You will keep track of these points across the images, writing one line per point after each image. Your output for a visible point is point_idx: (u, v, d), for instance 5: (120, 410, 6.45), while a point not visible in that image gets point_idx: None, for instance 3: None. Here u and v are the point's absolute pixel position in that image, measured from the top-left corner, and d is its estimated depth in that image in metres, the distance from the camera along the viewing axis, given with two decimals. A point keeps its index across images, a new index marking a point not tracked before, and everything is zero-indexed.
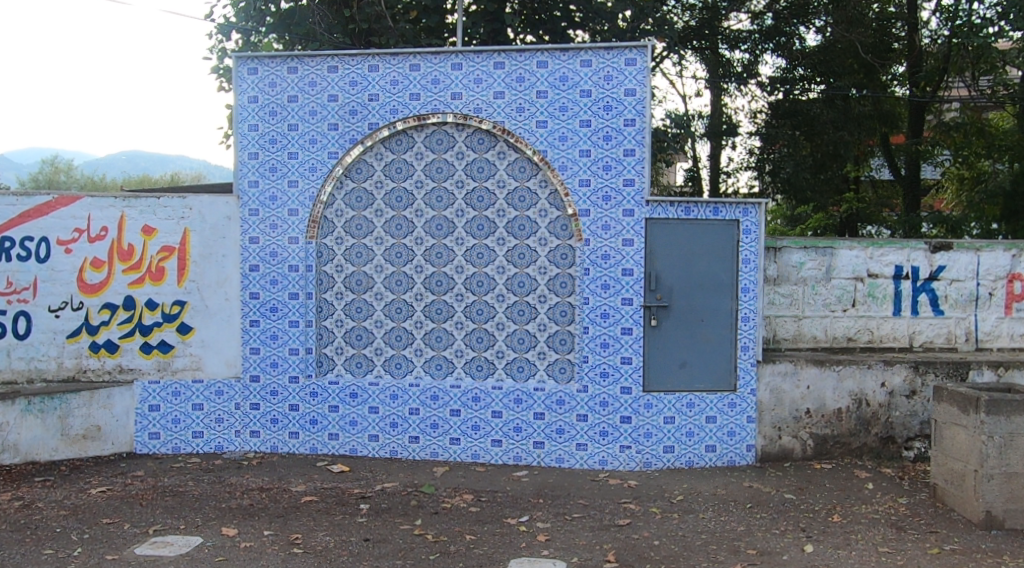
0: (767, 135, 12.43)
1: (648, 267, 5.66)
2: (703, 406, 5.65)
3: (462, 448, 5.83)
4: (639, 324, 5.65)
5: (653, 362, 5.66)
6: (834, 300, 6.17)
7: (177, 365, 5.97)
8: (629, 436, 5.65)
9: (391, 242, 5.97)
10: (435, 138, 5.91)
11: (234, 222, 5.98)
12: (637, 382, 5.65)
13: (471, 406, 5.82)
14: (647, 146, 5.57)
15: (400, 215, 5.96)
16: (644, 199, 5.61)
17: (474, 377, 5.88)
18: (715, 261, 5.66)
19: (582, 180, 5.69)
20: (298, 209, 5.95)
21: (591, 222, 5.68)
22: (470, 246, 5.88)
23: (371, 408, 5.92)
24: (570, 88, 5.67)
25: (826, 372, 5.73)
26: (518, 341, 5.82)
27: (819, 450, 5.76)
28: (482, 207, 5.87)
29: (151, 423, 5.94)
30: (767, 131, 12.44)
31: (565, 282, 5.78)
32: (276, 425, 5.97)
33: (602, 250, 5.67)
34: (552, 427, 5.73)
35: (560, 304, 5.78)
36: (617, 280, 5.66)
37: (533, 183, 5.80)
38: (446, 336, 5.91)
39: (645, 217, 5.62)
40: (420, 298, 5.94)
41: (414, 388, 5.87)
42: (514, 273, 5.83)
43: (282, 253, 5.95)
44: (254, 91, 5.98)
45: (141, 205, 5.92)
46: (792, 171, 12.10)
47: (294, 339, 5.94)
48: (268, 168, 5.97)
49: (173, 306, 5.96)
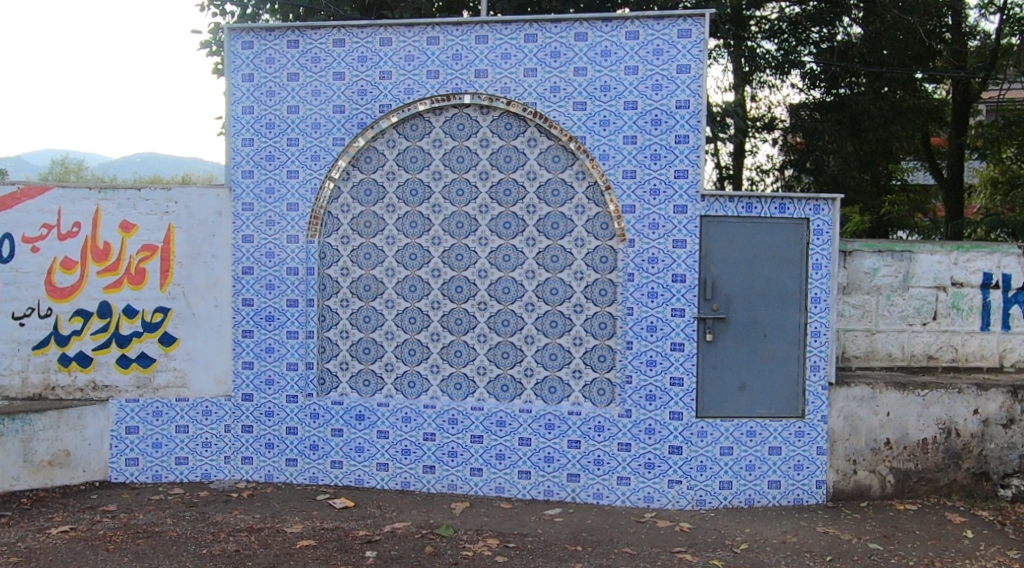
0: (813, 129, 11.39)
1: (702, 272, 4.87)
2: (766, 436, 4.85)
3: (484, 480, 5.06)
4: (692, 338, 4.86)
5: (708, 384, 4.87)
6: (913, 312, 5.36)
7: (159, 381, 5.22)
8: (679, 470, 4.86)
9: (404, 242, 5.21)
10: (456, 123, 5.15)
11: (226, 217, 5.23)
12: (689, 406, 4.86)
13: (495, 432, 5.05)
14: (702, 132, 4.81)
15: (415, 211, 5.21)
16: (698, 193, 4.84)
17: (499, 399, 5.11)
18: (782, 266, 4.86)
19: (626, 171, 4.91)
20: (298, 203, 5.20)
21: (636, 220, 4.91)
22: (495, 247, 5.12)
23: (380, 432, 5.16)
24: (613, 63, 4.90)
25: (909, 397, 4.91)
26: (550, 356, 5.05)
27: (900, 488, 4.93)
28: (510, 202, 5.11)
29: (128, 448, 5.18)
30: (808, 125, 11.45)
31: (605, 289, 5.00)
32: (272, 451, 5.22)
33: (649, 252, 4.90)
34: (588, 457, 4.95)
35: (599, 315, 5.01)
36: (667, 287, 4.88)
37: (569, 174, 5.04)
38: (467, 350, 5.15)
39: (700, 214, 4.85)
40: (437, 306, 5.18)
41: (430, 411, 5.11)
42: (546, 279, 5.06)
43: (280, 254, 5.21)
44: (250, 68, 5.23)
45: (119, 198, 5.18)
46: (840, 166, 11.08)
47: (292, 353, 5.20)
48: (264, 155, 5.22)
49: (155, 313, 5.21)
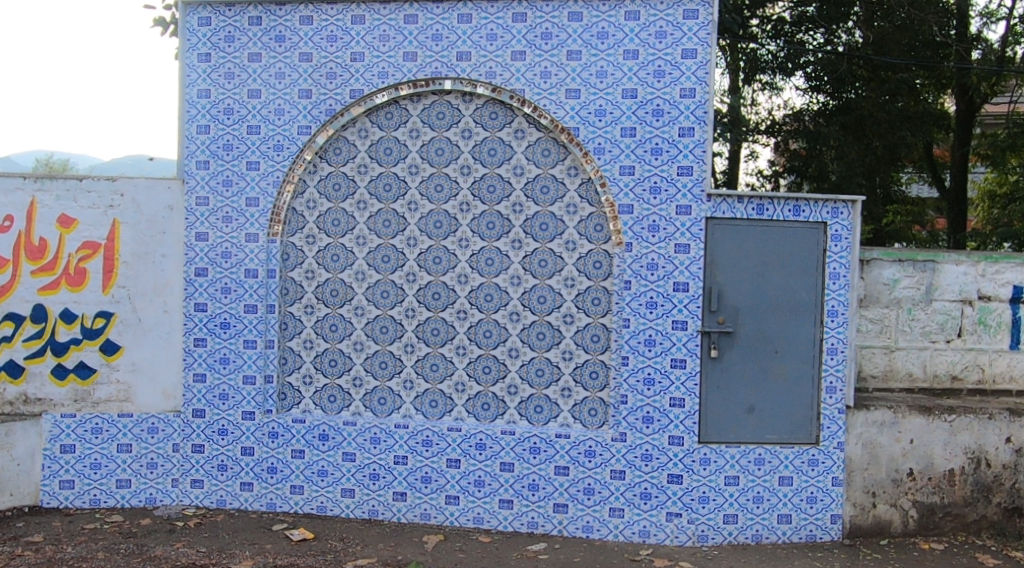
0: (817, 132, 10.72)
1: (707, 280, 4.37)
2: (776, 464, 4.34)
3: (461, 510, 4.53)
4: (694, 354, 4.36)
5: (712, 405, 4.36)
6: (936, 328, 4.87)
7: (99, 395, 4.67)
8: (678, 502, 4.35)
9: (375, 243, 4.70)
10: (435, 112, 4.65)
11: (178, 212, 4.71)
12: (691, 430, 4.35)
13: (474, 456, 4.52)
14: (709, 125, 4.33)
15: (389, 209, 4.69)
16: (703, 192, 4.35)
17: (479, 418, 4.59)
18: (795, 276, 4.37)
19: (624, 167, 4.41)
20: (259, 198, 4.68)
21: (634, 221, 4.41)
22: (477, 250, 4.61)
23: (346, 455, 4.63)
24: (611, 47, 4.41)
25: (935, 423, 4.42)
26: (537, 372, 4.55)
27: (925, 524, 4.43)
28: (494, 200, 4.61)
29: (63, 468, 4.63)
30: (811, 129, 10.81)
31: (598, 298, 4.51)
32: (225, 474, 4.68)
33: (648, 257, 4.39)
34: (577, 485, 4.43)
35: (591, 326, 4.51)
36: (668, 297, 4.38)
37: (560, 169, 4.55)
38: (444, 364, 4.63)
39: (705, 216, 4.36)
40: (412, 314, 4.67)
41: (401, 431, 4.59)
42: (533, 286, 4.56)
43: (238, 255, 4.69)
44: (207, 47, 4.71)
45: (57, 189, 4.64)
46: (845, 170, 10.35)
47: (250, 364, 4.67)
48: (222, 144, 4.70)
49: (96, 318, 4.67)
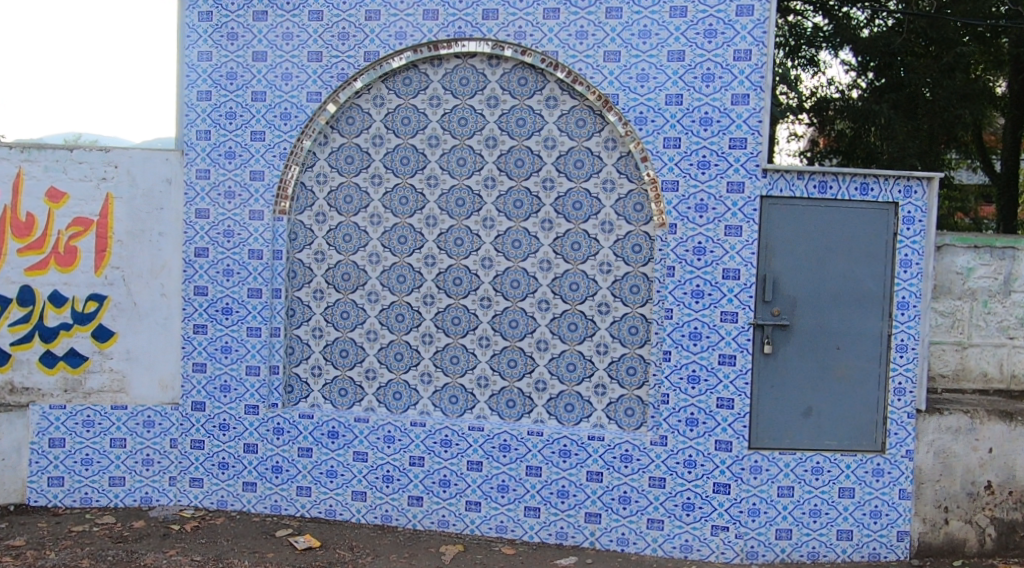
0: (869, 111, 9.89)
1: (762, 267, 3.89)
2: (836, 474, 3.87)
3: (482, 517, 4.11)
4: (746, 350, 3.89)
5: (765, 407, 3.90)
6: (1014, 324, 4.35)
7: (91, 385, 4.30)
8: (725, 514, 3.89)
9: (391, 223, 4.27)
10: (458, 77, 4.20)
11: (176, 186, 4.31)
12: (740, 435, 3.89)
13: (497, 459, 4.10)
14: (765, 91, 3.83)
15: (406, 184, 4.26)
16: (758, 166, 3.86)
17: (503, 417, 4.17)
18: (861, 262, 3.88)
19: (668, 139, 3.94)
20: (264, 171, 4.26)
21: (678, 199, 3.93)
22: (503, 231, 4.17)
23: (357, 454, 4.22)
24: (656, 3, 3.93)
25: (1017, 430, 3.92)
26: (567, 367, 4.11)
27: (1004, 543, 3.94)
28: (522, 176, 4.15)
29: (52, 464, 4.28)
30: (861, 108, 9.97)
31: (638, 286, 4.05)
32: (226, 473, 4.30)
33: (694, 240, 3.92)
34: (612, 492, 3.99)
35: (629, 317, 4.06)
36: (716, 285, 3.91)
37: (596, 142, 4.08)
38: (465, 357, 4.21)
39: (760, 194, 3.87)
40: (430, 301, 4.24)
41: (418, 429, 4.17)
42: (564, 271, 4.12)
43: (241, 234, 4.28)
44: (209, 4, 4.29)
45: (46, 160, 4.26)
46: (897, 151, 9.50)
47: (253, 354, 4.28)
48: (224, 112, 4.28)
49: (88, 302, 4.29)
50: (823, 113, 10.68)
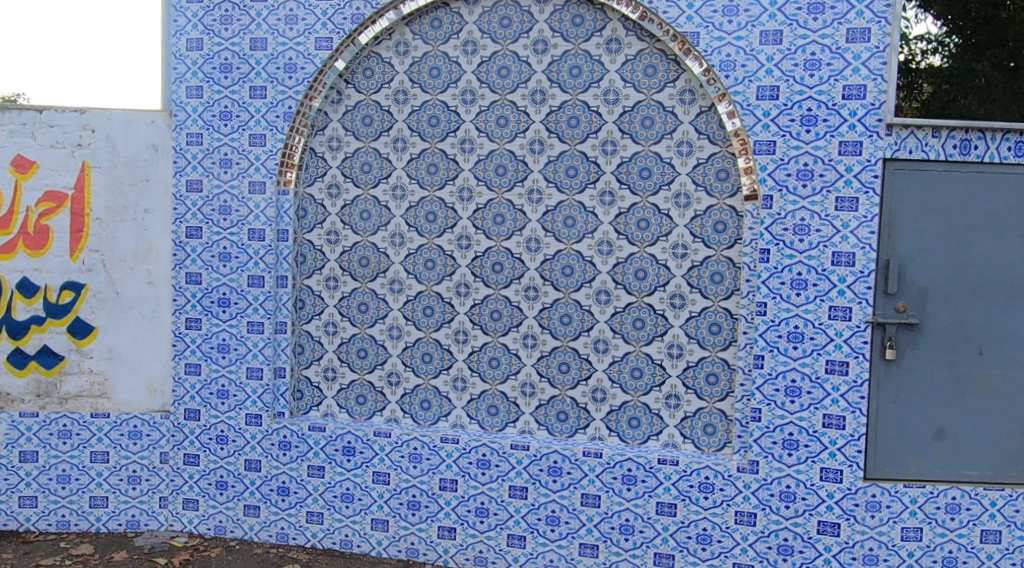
0: (968, 70, 8.79)
1: (883, 250, 3.05)
2: (977, 513, 3.04)
3: (528, 555, 3.39)
4: (861, 356, 3.07)
5: (886, 428, 3.08)
6: None
7: (68, 389, 3.67)
8: (832, 561, 3.11)
9: (418, 196, 3.53)
10: (499, 17, 3.42)
11: (164, 154, 3.63)
12: (853, 462, 3.08)
13: (546, 484, 3.37)
14: (893, 23, 2.97)
15: (435, 149, 3.51)
16: (881, 121, 3.01)
17: (553, 433, 3.44)
18: (1015, 244, 3.00)
19: (763, 88, 3.11)
20: (265, 134, 3.55)
21: (775, 164, 3.11)
22: (553, 205, 3.40)
23: (377, 476, 3.53)
24: None
25: None
26: (632, 373, 3.36)
27: None
28: (577, 138, 3.38)
29: (24, 481, 3.69)
30: (954, 67, 8.85)
31: (721, 274, 3.25)
32: (225, 494, 3.64)
33: (795, 216, 3.10)
34: (687, 529, 3.24)
35: (709, 312, 3.27)
36: (823, 273, 3.09)
37: (669, 94, 3.28)
38: (508, 359, 3.48)
39: (882, 157, 3.02)
40: (464, 291, 3.51)
41: (450, 447, 3.46)
42: (629, 256, 3.34)
43: (239, 210, 3.58)
44: None
45: (11, 123, 3.62)
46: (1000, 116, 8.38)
47: (255, 354, 3.60)
48: (218, 64, 3.57)
49: (63, 291, 3.65)
50: (908, 76, 9.44)
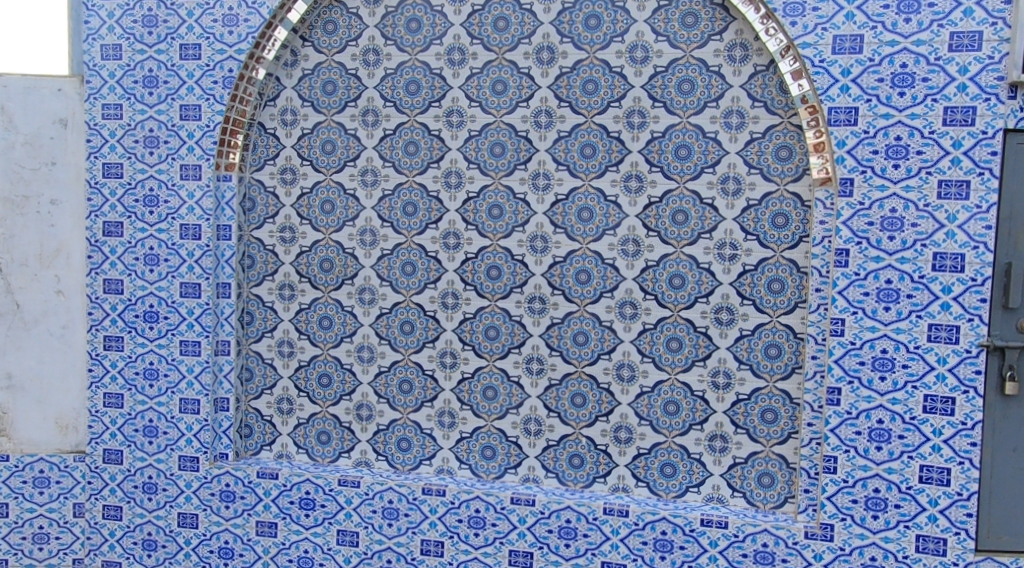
0: None
1: (1001, 251, 2.32)
2: None
3: None
4: (973, 390, 2.33)
5: (1003, 483, 2.36)
6: None
7: None
8: None
9: (393, 183, 2.80)
10: None
11: (74, 131, 2.90)
12: (961, 529, 2.35)
13: (558, 549, 2.64)
14: None
15: (414, 123, 2.77)
16: (1001, 81, 2.26)
17: (565, 482, 2.72)
18: None
19: (841, 38, 2.37)
20: (200, 105, 2.81)
21: (856, 139, 2.37)
22: (564, 193, 2.67)
23: (343, 535, 2.80)
24: None
25: None
26: (665, 408, 2.63)
27: None
28: (594, 107, 2.64)
29: None
30: None
31: (782, 281, 2.52)
32: (154, 556, 2.92)
33: (883, 206, 2.36)
34: None
35: (766, 330, 2.54)
36: (921, 281, 2.34)
37: (715, 49, 2.53)
38: (507, 390, 2.75)
39: (1002, 127, 2.28)
40: (452, 303, 2.77)
41: (435, 500, 2.73)
42: (662, 258, 2.60)
43: (169, 201, 2.84)
44: None
45: None
46: None
47: (189, 382, 2.86)
48: (141, 16, 2.83)
49: None
50: None
